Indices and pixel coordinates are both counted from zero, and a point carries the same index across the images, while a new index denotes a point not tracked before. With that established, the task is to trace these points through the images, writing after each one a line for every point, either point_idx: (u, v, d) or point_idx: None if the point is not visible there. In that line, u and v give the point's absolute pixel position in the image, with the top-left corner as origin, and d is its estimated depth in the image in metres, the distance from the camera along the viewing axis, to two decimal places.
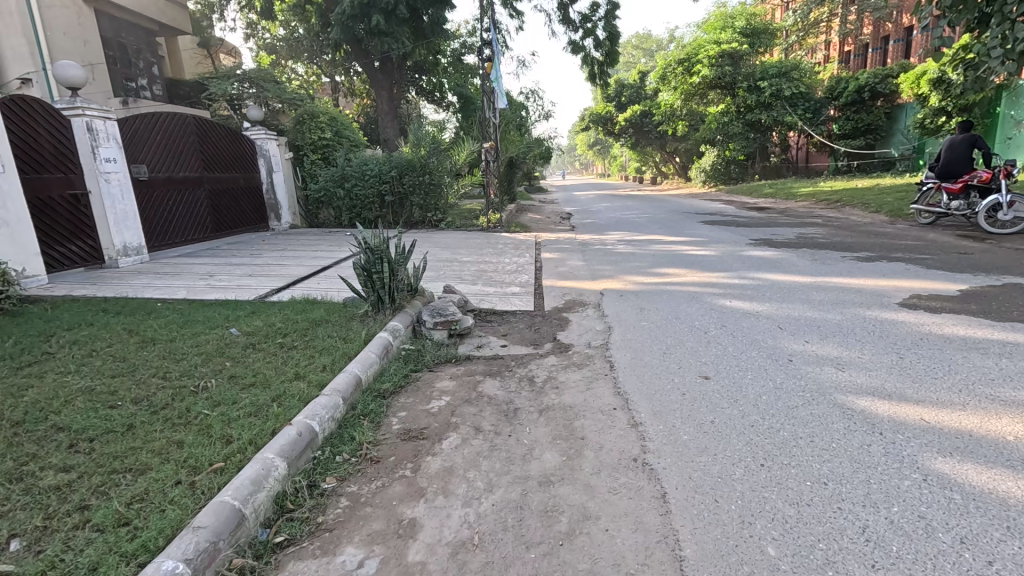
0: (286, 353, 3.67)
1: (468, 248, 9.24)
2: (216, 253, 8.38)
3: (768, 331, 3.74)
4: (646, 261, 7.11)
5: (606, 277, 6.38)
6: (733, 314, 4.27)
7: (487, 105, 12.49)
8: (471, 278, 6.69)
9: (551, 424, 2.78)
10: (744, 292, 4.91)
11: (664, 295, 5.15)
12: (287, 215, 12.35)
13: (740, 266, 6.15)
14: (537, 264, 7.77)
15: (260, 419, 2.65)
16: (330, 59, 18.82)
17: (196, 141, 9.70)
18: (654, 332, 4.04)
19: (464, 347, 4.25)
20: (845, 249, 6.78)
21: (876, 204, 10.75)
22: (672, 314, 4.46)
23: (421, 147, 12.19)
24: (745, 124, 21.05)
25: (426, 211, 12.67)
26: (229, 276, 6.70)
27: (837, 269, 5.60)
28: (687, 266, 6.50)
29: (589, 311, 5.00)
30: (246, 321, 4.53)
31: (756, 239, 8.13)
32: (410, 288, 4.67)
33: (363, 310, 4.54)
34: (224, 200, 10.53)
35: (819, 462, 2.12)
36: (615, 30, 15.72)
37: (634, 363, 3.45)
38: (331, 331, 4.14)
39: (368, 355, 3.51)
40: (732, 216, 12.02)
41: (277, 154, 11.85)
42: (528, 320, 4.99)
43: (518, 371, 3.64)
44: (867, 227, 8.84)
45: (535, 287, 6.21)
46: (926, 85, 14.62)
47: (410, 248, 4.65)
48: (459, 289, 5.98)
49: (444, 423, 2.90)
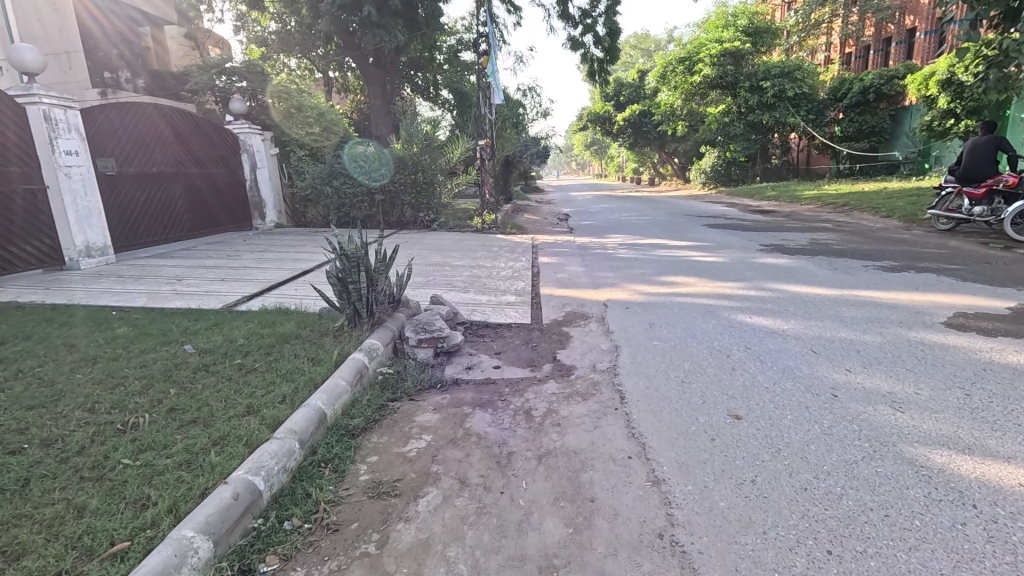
0: (241, 379, 3.13)
1: (461, 251, 8.75)
2: (190, 254, 7.84)
3: (800, 356, 3.25)
4: (651, 268, 6.64)
5: (609, 285, 5.90)
6: (756, 332, 3.78)
7: (483, 101, 11.99)
8: (462, 285, 6.18)
9: (553, 477, 2.28)
10: (764, 306, 4.43)
11: (675, 307, 4.66)
12: (273, 214, 11.84)
13: (754, 275, 5.68)
14: (534, 270, 7.29)
15: (193, 473, 2.13)
16: (321, 54, 18.23)
17: (171, 134, 9.16)
18: (668, 353, 3.54)
19: (451, 368, 3.75)
20: (863, 256, 6.34)
21: (887, 208, 10.33)
22: (688, 330, 3.96)
23: (414, 144, 11.59)
24: (746, 125, 20.64)
25: (418, 211, 12.16)
26: (200, 280, 6.17)
27: (863, 280, 5.12)
28: (696, 274, 6.01)
29: (592, 325, 4.50)
30: (206, 335, 3.99)
31: (766, 244, 7.69)
32: (392, 299, 4.14)
33: (338, 325, 4.02)
34: (202, 197, 9.98)
35: (903, 550, 1.63)
36: (615, 26, 15.24)
37: (648, 394, 2.95)
38: (299, 350, 3.60)
39: (337, 380, 3.00)
40: (737, 219, 11.60)
41: (262, 150, 11.32)
42: (523, 335, 4.48)
43: (512, 401, 3.14)
44: (881, 232, 8.40)
45: (533, 296, 5.73)
46: (935, 86, 14.26)
47: (393, 253, 4.12)
48: (449, 298, 5.48)
49: (423, 473, 2.39)
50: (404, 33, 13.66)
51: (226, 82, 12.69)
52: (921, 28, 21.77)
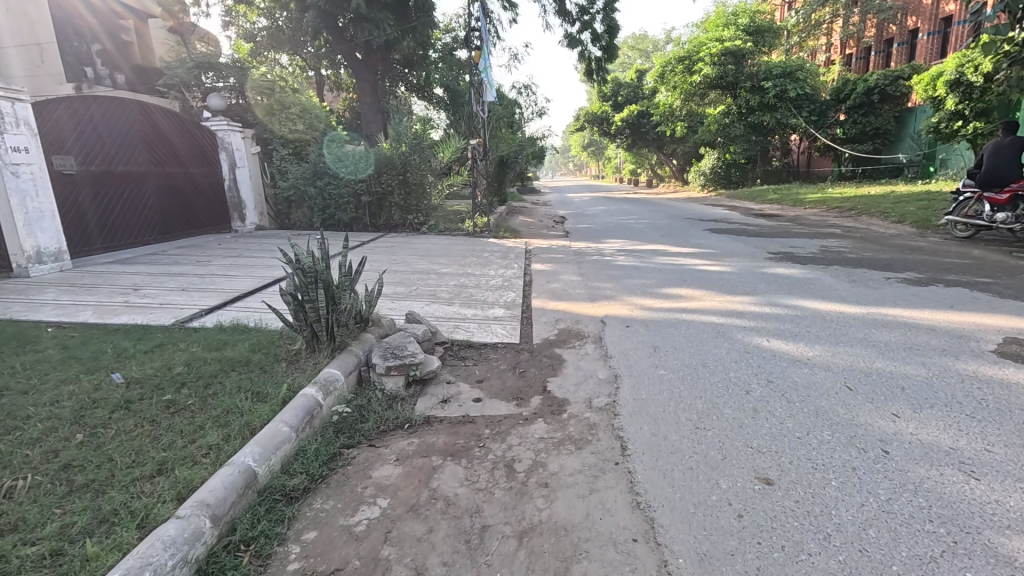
0: (164, 423, 2.58)
1: (449, 256, 8.24)
2: (157, 259, 7.29)
3: (833, 394, 2.73)
4: (653, 278, 6.11)
5: (606, 298, 5.37)
6: (777, 360, 3.26)
7: (475, 98, 11.50)
8: (446, 297, 5.65)
9: (537, 570, 1.76)
10: (780, 327, 3.92)
11: (681, 327, 4.15)
12: (253, 216, 11.16)
13: (765, 287, 5.18)
14: (525, 278, 6.78)
15: (58, 574, 1.61)
16: (311, 50, 17.67)
17: (142, 130, 8.57)
18: (677, 388, 3.01)
19: (423, 402, 3.22)
20: (882, 266, 5.85)
21: (897, 213, 9.88)
22: (698, 356, 3.44)
23: (403, 143, 11.10)
24: (747, 126, 20.12)
25: (407, 212, 11.67)
26: (158, 290, 5.61)
27: (887, 294, 4.62)
28: (701, 286, 5.50)
29: (587, 347, 3.98)
30: (142, 360, 3.44)
31: (774, 251, 7.20)
32: (358, 319, 3.60)
33: (294, 350, 3.48)
34: (175, 197, 9.39)
35: None
36: (614, 23, 14.73)
37: (654, 445, 2.42)
38: (244, 383, 3.06)
39: (277, 427, 2.46)
40: (740, 224, 11.10)
41: (243, 148, 10.72)
42: (510, 358, 3.95)
43: (491, 450, 2.61)
44: (894, 239, 7.92)
45: (523, 310, 5.20)
46: (942, 87, 13.82)
47: (360, 266, 3.59)
48: (430, 313, 4.94)
49: (369, 559, 1.86)
50: (394, 28, 13.16)
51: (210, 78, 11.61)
52: (923, 29, 21.55)
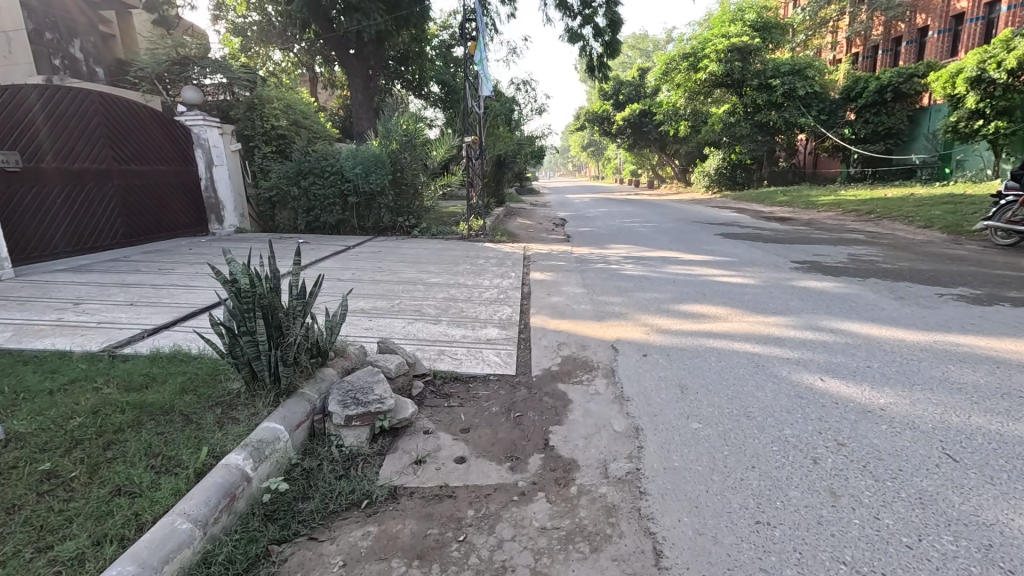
0: (22, 514, 1.87)
1: (440, 263, 7.54)
2: (113, 267, 6.56)
3: (934, 470, 2.04)
4: (666, 291, 5.42)
5: (616, 316, 4.68)
6: (840, 408, 2.58)
7: (470, 93, 10.80)
8: (432, 313, 4.96)
9: None
10: (832, 359, 3.22)
11: (708, 356, 3.47)
12: (232, 217, 10.33)
13: (799, 305, 4.50)
14: (524, 289, 6.10)
15: None
16: (302, 45, 16.97)
17: (100, 124, 7.89)
18: (720, 452, 2.30)
19: (391, 464, 2.52)
20: (927, 279, 5.16)
21: (923, 217, 9.23)
22: (737, 403, 2.74)
23: (393, 140, 10.41)
24: (753, 125, 19.50)
25: (397, 214, 10.96)
26: (104, 304, 4.91)
27: (947, 316, 3.94)
28: (725, 302, 4.80)
29: (596, 383, 3.28)
30: (39, 404, 2.72)
31: (798, 260, 6.53)
32: (314, 353, 2.92)
33: (233, 391, 2.78)
34: (143, 198, 8.69)
35: None
36: (617, 17, 14.04)
37: (703, 558, 1.71)
38: (155, 440, 2.36)
39: (171, 524, 1.76)
40: (753, 228, 10.40)
41: (221, 145, 9.89)
42: (504, 397, 3.26)
43: (475, 547, 1.91)
44: (926, 246, 7.24)
45: (520, 330, 4.52)
46: (962, 85, 13.12)
47: (317, 287, 2.89)
48: (411, 336, 4.24)
49: None
50: (387, 21, 12.47)
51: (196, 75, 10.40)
52: (932, 27, 21.02)
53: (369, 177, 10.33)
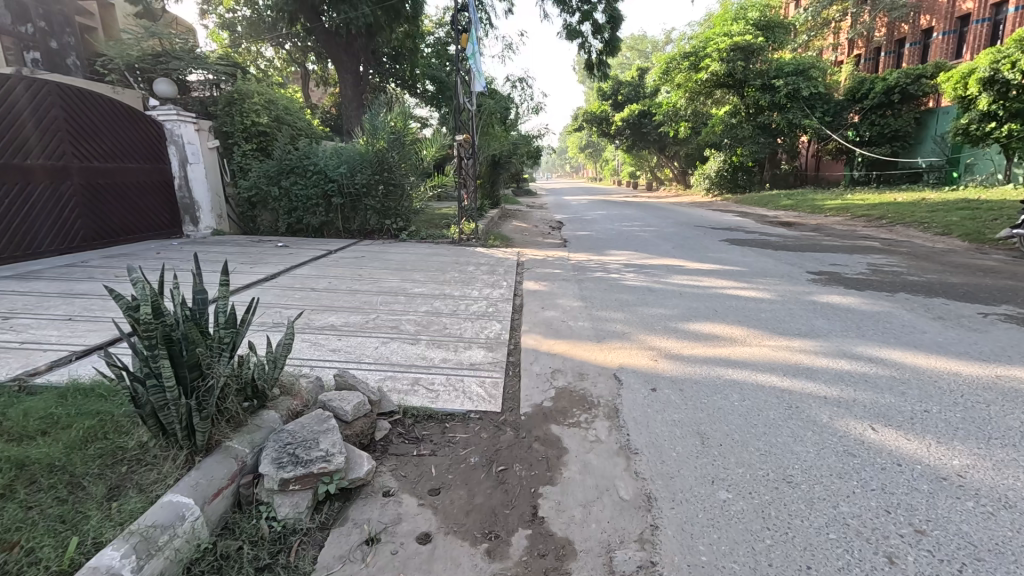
0: None
1: (427, 271, 6.97)
2: (65, 274, 5.97)
3: None
4: (673, 306, 4.86)
5: (617, 336, 4.12)
6: (907, 476, 2.04)
7: (462, 89, 10.20)
8: (411, 331, 4.39)
9: None
10: (881, 400, 2.68)
11: (730, 392, 2.92)
12: (209, 219, 9.75)
13: (826, 326, 3.96)
14: (516, 302, 5.54)
15: None
16: (293, 41, 16.36)
17: (62, 118, 7.36)
18: (761, 541, 1.76)
19: (334, 543, 1.97)
20: (965, 296, 4.62)
21: (941, 224, 8.73)
22: (774, 461, 2.20)
23: (379, 138, 9.88)
24: (755, 126, 19.01)
25: (384, 217, 10.37)
26: (38, 318, 4.33)
27: (1002, 343, 3.40)
28: (740, 321, 4.25)
29: (596, 427, 2.73)
30: None
31: (815, 271, 5.99)
32: (251, 395, 2.39)
33: (140, 443, 2.20)
34: (112, 198, 8.13)
35: None
36: (617, 13, 13.49)
37: None
38: (17, 519, 1.78)
39: None
40: (760, 234, 9.87)
41: (196, 142, 9.30)
42: (486, 443, 2.70)
43: None
44: (949, 256, 6.72)
45: (508, 352, 3.95)
46: (974, 85, 12.63)
47: (250, 314, 2.35)
48: (381, 362, 3.66)
49: None
50: (377, 14, 11.91)
51: (195, 74, 9.98)
52: (936, 29, 20.60)
53: (352, 177, 9.86)
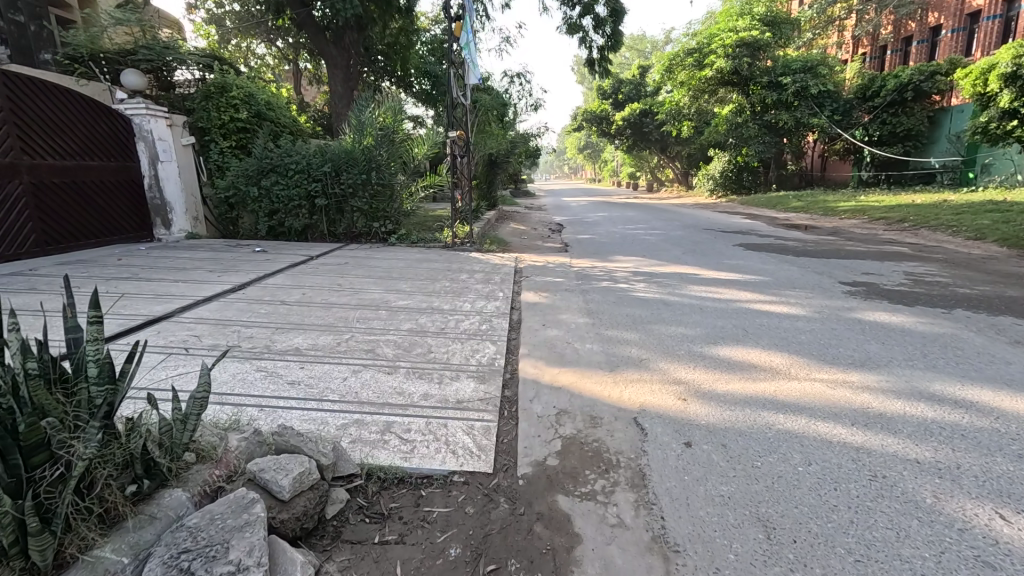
0: None
1: (414, 279, 6.29)
2: (2, 284, 5.27)
3: None
4: (694, 324, 4.21)
5: (633, 364, 3.45)
6: None
7: (455, 82, 9.46)
8: (388, 356, 3.72)
9: None
10: (999, 469, 2.02)
11: (791, 452, 2.24)
12: (182, 221, 9.07)
13: (882, 352, 3.31)
14: (512, 317, 4.87)
15: None
16: (281, 36, 15.64)
17: (11, 109, 6.71)
18: None
19: None
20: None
21: (972, 228, 8.09)
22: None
23: (367, 135, 9.28)
24: (761, 125, 18.34)
25: (371, 219, 9.69)
26: None
27: None
28: (777, 345, 3.59)
29: (617, 501, 2.06)
30: None
31: (850, 281, 5.33)
32: (142, 471, 1.72)
33: None
34: (66, 200, 7.39)
35: None
36: (620, 7, 12.88)
37: None
38: None
39: None
40: (774, 238, 9.26)
41: (168, 138, 8.63)
42: (471, 522, 2.03)
43: None
44: (991, 264, 6.07)
45: (502, 384, 3.28)
46: (995, 82, 11.89)
47: (136, 356, 1.70)
48: (344, 399, 2.97)
49: None
50: (365, 4, 11.20)
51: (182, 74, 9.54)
52: (945, 26, 20.05)
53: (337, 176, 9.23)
